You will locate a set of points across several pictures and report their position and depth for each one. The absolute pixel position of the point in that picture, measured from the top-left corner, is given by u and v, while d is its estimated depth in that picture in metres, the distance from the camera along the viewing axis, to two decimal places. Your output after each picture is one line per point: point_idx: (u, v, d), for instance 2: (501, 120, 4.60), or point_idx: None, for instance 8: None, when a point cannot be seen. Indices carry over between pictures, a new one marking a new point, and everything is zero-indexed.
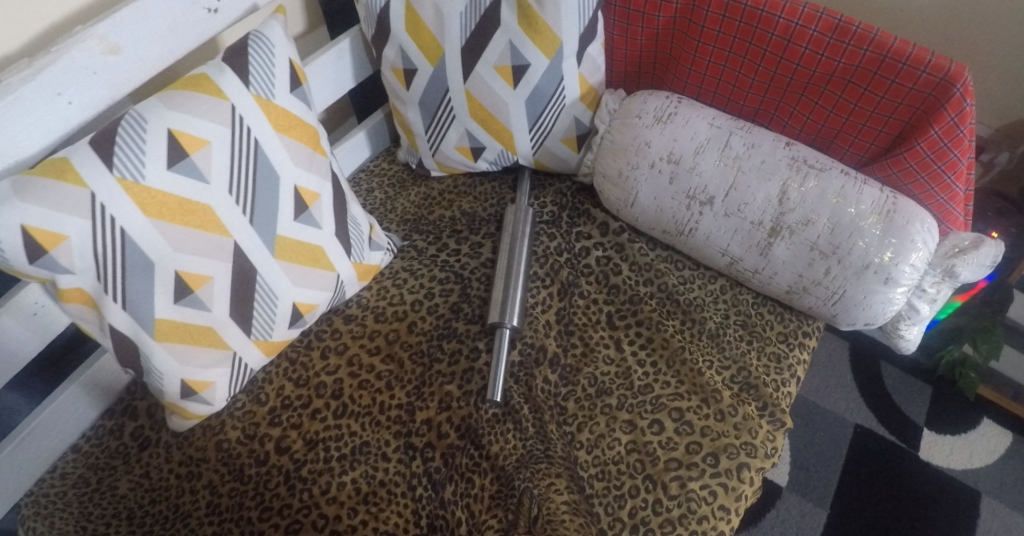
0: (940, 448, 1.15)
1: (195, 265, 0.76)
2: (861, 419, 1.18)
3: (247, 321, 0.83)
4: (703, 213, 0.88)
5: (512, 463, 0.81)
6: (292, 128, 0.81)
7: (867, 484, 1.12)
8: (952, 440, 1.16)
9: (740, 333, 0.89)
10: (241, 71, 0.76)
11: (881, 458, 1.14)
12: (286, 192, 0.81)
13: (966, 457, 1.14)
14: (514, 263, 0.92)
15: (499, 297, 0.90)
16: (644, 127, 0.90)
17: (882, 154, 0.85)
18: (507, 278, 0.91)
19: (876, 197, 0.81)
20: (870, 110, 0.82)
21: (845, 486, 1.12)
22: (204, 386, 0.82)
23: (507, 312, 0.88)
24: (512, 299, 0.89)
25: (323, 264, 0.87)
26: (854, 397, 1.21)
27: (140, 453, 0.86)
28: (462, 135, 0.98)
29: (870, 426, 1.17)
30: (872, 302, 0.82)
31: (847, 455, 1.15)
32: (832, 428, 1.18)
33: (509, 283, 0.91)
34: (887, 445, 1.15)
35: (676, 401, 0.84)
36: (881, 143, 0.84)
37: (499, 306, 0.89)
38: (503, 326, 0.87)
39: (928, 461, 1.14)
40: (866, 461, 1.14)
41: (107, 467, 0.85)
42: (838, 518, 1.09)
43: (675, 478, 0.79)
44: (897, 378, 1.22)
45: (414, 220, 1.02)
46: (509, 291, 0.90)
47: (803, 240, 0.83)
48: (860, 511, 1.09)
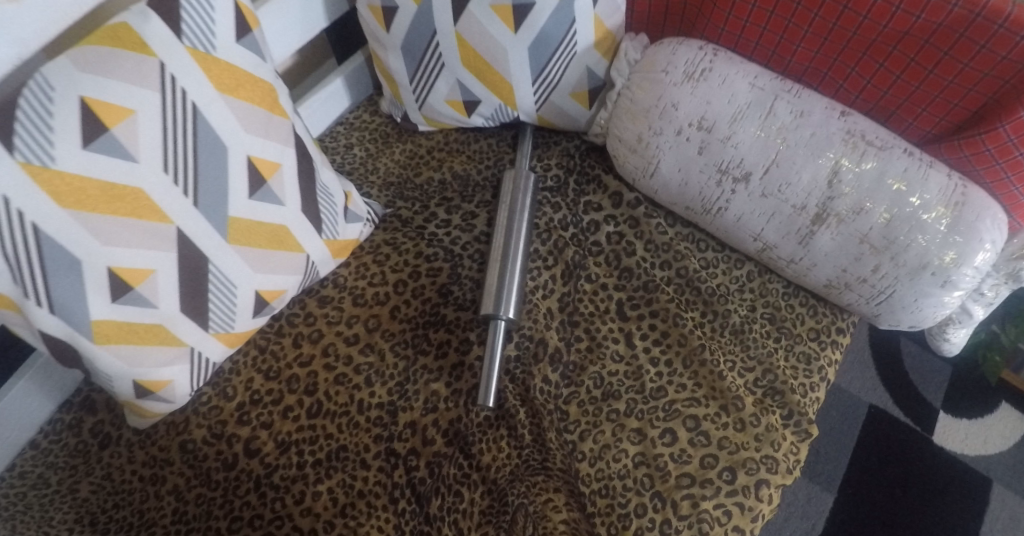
0: (956, 432, 1.09)
1: (131, 260, 0.64)
2: (877, 399, 1.12)
3: (203, 314, 0.72)
4: (735, 191, 0.75)
5: (505, 477, 0.72)
6: (240, 87, 0.67)
7: (878, 468, 1.06)
8: (968, 425, 1.09)
9: (767, 328, 0.78)
10: (171, 18, 0.63)
11: (895, 441, 1.08)
12: (238, 165, 0.68)
13: (980, 442, 1.08)
14: (511, 242, 0.80)
15: (494, 284, 0.78)
16: (671, 84, 0.75)
17: (954, 131, 0.70)
18: (504, 259, 0.80)
19: (944, 183, 0.68)
20: (948, 79, 0.67)
21: (854, 469, 1.06)
22: (161, 385, 0.73)
23: (504, 302, 0.77)
24: (510, 287, 0.78)
25: (289, 245, 0.75)
26: (871, 375, 1.14)
27: (100, 452, 0.77)
28: (453, 86, 0.83)
29: (885, 407, 1.11)
30: (923, 305, 0.71)
31: (860, 437, 1.09)
32: (845, 408, 1.12)
33: (506, 266, 0.79)
34: (901, 429, 1.09)
35: (692, 408, 0.74)
36: (954, 118, 0.69)
37: (494, 294, 0.77)
38: (498, 319, 0.77)
39: (942, 446, 1.08)
40: (878, 444, 1.08)
41: (68, 466, 0.77)
42: (845, 503, 1.04)
43: (687, 496, 0.70)
44: (915, 354, 1.15)
45: (398, 184, 0.89)
46: (507, 277, 0.79)
47: (852, 230, 0.70)
48: (869, 497, 1.04)
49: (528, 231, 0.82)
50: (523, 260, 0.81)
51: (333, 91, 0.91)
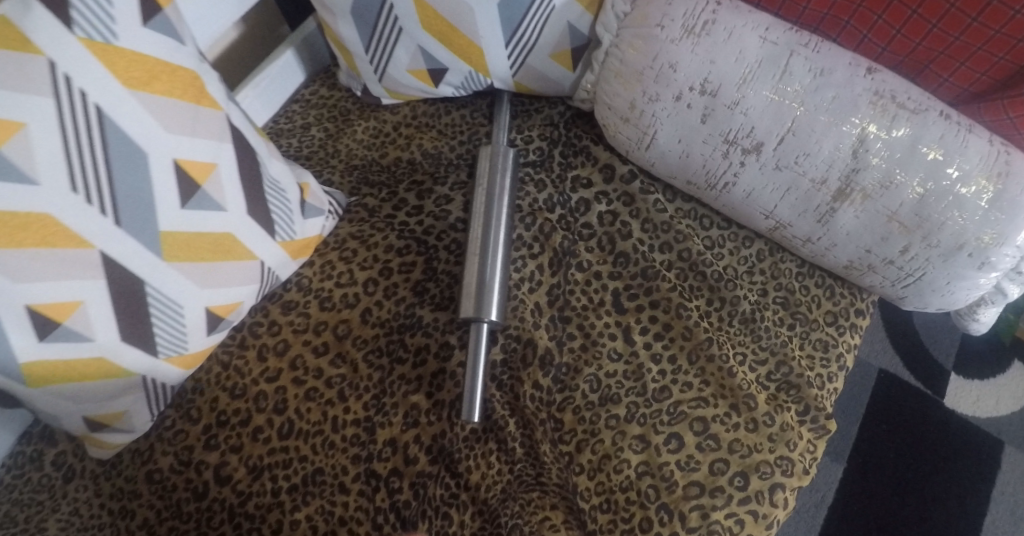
0: (967, 395, 1.04)
1: (53, 294, 0.56)
2: (886, 363, 1.07)
3: (149, 339, 0.64)
4: (745, 163, 0.65)
5: (496, 496, 0.66)
6: (155, 80, 0.57)
7: (888, 435, 1.02)
8: (980, 386, 1.05)
9: (780, 315, 0.70)
10: (56, 5, 0.52)
11: (904, 406, 1.04)
12: (162, 172, 0.58)
13: (992, 404, 1.04)
14: (490, 232, 0.71)
15: (473, 281, 0.70)
16: (668, 41, 0.64)
17: (996, 89, 0.60)
18: (486, 252, 0.71)
19: (984, 151, 0.58)
20: (994, 29, 0.56)
21: (864, 437, 1.02)
22: (115, 417, 0.66)
23: (485, 301, 0.69)
24: (492, 285, 0.69)
25: (238, 253, 0.66)
26: (879, 338, 1.08)
27: (65, 486, 0.71)
28: (414, 53, 0.72)
29: (894, 371, 1.06)
30: (955, 288, 0.63)
31: (869, 404, 1.04)
32: (855, 373, 1.06)
33: (486, 261, 0.70)
34: (912, 394, 1.04)
35: (700, 409, 0.67)
36: (998, 74, 0.59)
37: (474, 295, 0.69)
38: (480, 322, 0.69)
39: (954, 410, 1.03)
40: (888, 412, 1.03)
41: (33, 503, 0.71)
42: (855, 473, 1.00)
43: (696, 507, 0.64)
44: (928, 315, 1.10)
45: (362, 166, 0.79)
46: (488, 274, 0.70)
47: (880, 207, 0.61)
48: (879, 465, 1.00)
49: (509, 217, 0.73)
50: (506, 250, 0.72)
51: (284, 66, 0.82)
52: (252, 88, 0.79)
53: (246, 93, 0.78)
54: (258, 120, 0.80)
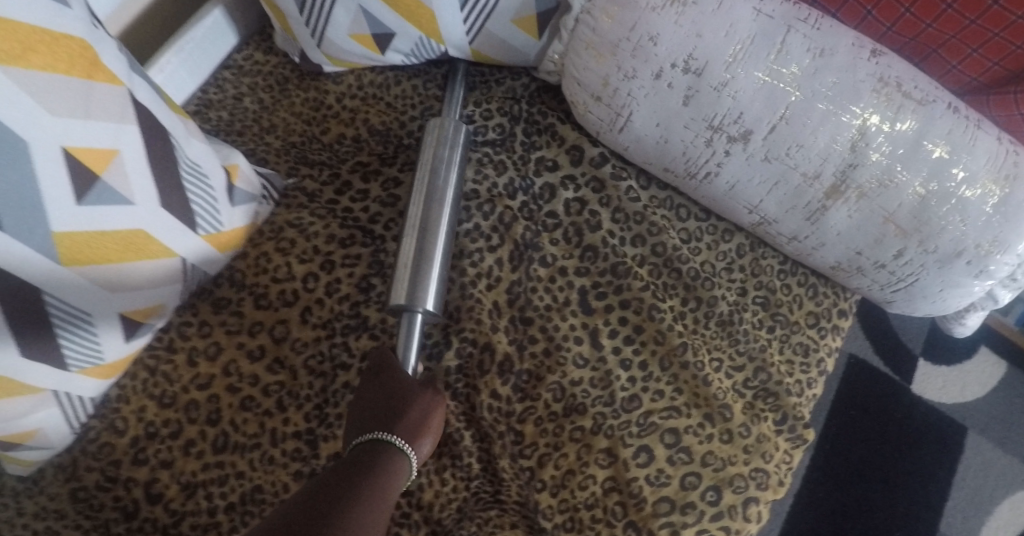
0: (933, 380, 1.02)
1: None
2: (857, 346, 1.03)
3: (56, 352, 0.56)
4: (730, 153, 0.57)
5: (451, 515, 0.61)
6: (32, 51, 0.48)
7: (856, 422, 0.99)
8: (946, 372, 1.02)
9: (759, 317, 0.65)
10: None
11: (873, 391, 1.00)
12: (50, 165, 0.49)
13: (957, 389, 1.01)
14: (433, 212, 0.63)
15: (405, 262, 0.62)
16: (649, 9, 0.55)
17: (1007, 82, 0.53)
18: (425, 235, 0.62)
19: (993, 150, 0.52)
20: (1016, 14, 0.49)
21: (832, 425, 0.99)
22: (27, 435, 0.59)
23: (420, 288, 0.61)
24: (432, 271, 0.62)
25: (155, 251, 0.58)
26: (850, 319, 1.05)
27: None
28: (356, 15, 0.61)
29: (864, 355, 1.03)
30: (948, 296, 0.57)
31: (837, 389, 1.00)
32: None
33: (424, 243, 0.62)
34: (878, 379, 1.01)
35: (671, 420, 0.62)
36: (1013, 65, 0.52)
37: (408, 280, 0.61)
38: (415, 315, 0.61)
39: (920, 394, 1.00)
40: (855, 398, 1.00)
41: None
42: (821, 459, 0.97)
43: (666, 525, 0.60)
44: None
45: (300, 145, 0.71)
46: (424, 258, 0.62)
47: (875, 208, 0.54)
48: (849, 452, 0.97)
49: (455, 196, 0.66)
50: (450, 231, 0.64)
51: (213, 28, 0.71)
52: (175, 52, 0.68)
53: (167, 60, 0.67)
54: (181, 90, 0.70)
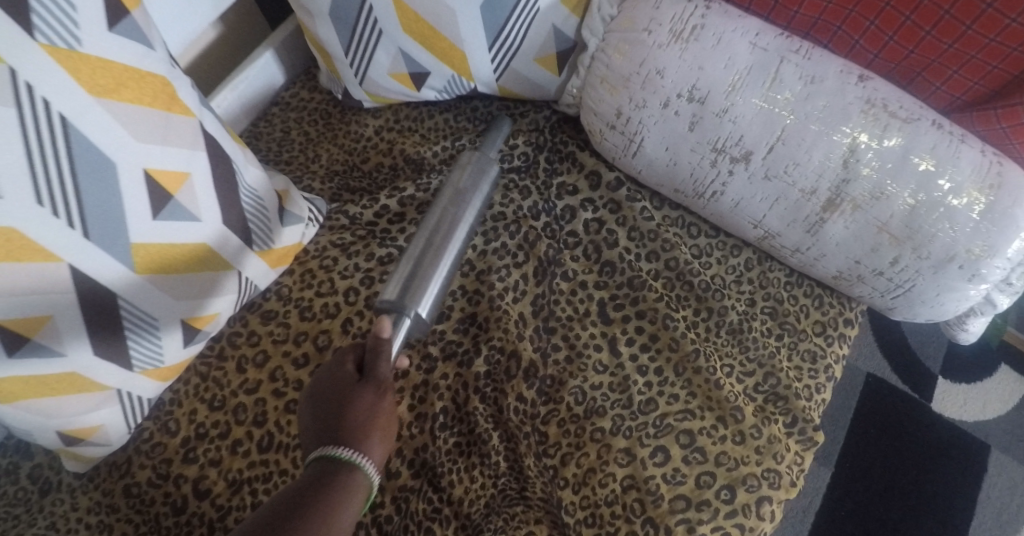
0: (954, 398, 1.05)
1: (20, 308, 0.54)
2: (875, 367, 1.07)
3: (123, 353, 0.62)
4: (734, 172, 0.63)
5: (480, 510, 0.65)
6: (123, 86, 0.55)
7: (876, 440, 1.01)
8: (966, 389, 1.05)
9: (768, 325, 0.69)
10: (17, 9, 0.49)
11: (893, 409, 1.03)
12: (133, 182, 0.56)
13: (979, 407, 1.04)
14: (446, 227, 0.67)
15: (399, 267, 0.64)
16: (655, 46, 0.62)
17: (989, 98, 0.58)
18: (428, 248, 0.66)
19: (977, 162, 0.57)
20: (989, 38, 0.55)
21: (852, 441, 1.02)
22: (91, 431, 0.65)
23: (412, 292, 0.63)
24: (429, 281, 0.64)
25: (216, 263, 0.64)
26: (868, 341, 1.09)
27: (41, 500, 0.70)
28: (395, 57, 0.69)
29: (882, 375, 1.06)
30: (945, 300, 0.62)
31: (857, 408, 1.04)
32: (844, 376, 1.06)
33: (425, 254, 0.65)
34: (898, 397, 1.04)
35: (686, 422, 0.66)
36: (992, 83, 0.57)
37: (400, 284, 0.63)
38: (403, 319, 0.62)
39: (941, 413, 1.03)
40: (876, 416, 1.03)
41: (7, 518, 0.70)
42: (842, 478, 0.99)
43: (682, 521, 0.63)
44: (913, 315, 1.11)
45: (344, 173, 0.78)
46: (422, 267, 0.64)
47: (869, 219, 0.60)
48: (870, 469, 1.00)
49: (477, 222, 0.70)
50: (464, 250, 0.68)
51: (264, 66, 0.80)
52: (231, 89, 0.77)
53: (224, 97, 0.76)
54: (235, 121, 0.79)
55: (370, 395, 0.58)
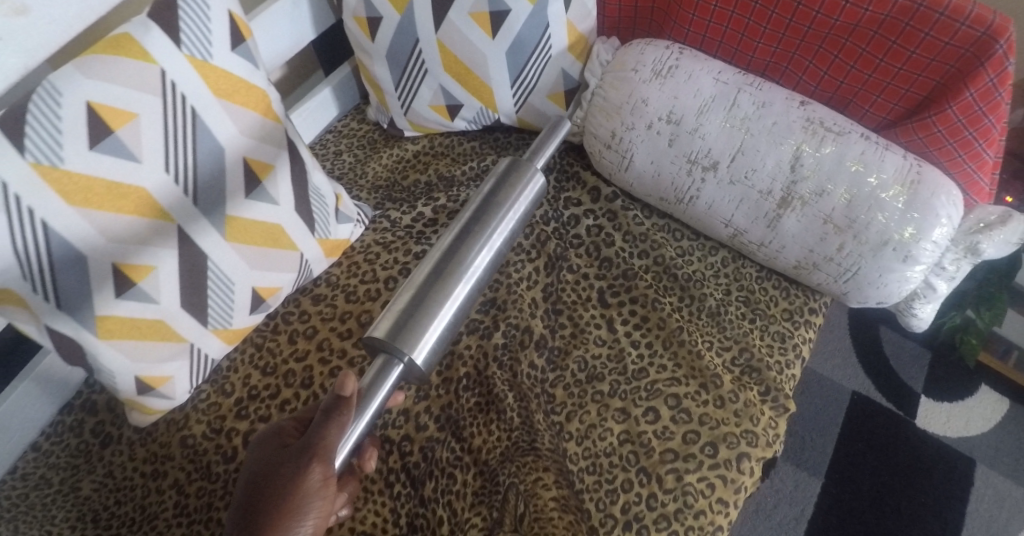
0: (937, 416, 1.14)
1: (136, 255, 0.67)
2: (859, 385, 1.17)
3: (202, 311, 0.75)
4: (706, 179, 0.78)
5: (496, 458, 0.76)
6: (236, 93, 0.70)
7: (864, 453, 1.11)
8: (949, 408, 1.15)
9: (742, 310, 0.82)
10: (170, 28, 0.65)
11: (879, 425, 1.13)
12: (234, 165, 0.71)
13: (962, 424, 1.14)
14: (463, 250, 0.74)
15: (396, 307, 0.71)
16: (640, 81, 0.79)
17: (908, 116, 0.73)
18: (434, 283, 0.71)
19: (899, 164, 0.72)
20: (898, 67, 0.70)
21: (841, 453, 1.11)
22: (162, 381, 0.76)
23: (408, 332, 0.69)
24: (427, 327, 0.69)
25: (284, 243, 0.78)
26: (852, 362, 1.19)
27: (102, 451, 0.82)
28: (437, 92, 0.87)
29: (867, 393, 1.16)
30: (887, 281, 0.74)
31: (844, 423, 1.14)
32: (829, 394, 1.16)
33: (426, 294, 0.71)
34: (884, 414, 1.14)
35: (673, 387, 0.78)
36: (907, 103, 0.72)
37: (396, 323, 0.69)
38: (394, 363, 0.69)
39: (924, 429, 1.13)
40: (862, 430, 1.13)
41: (69, 466, 0.81)
42: (832, 487, 1.09)
43: (671, 471, 0.74)
44: (895, 340, 1.21)
45: (387, 187, 0.93)
46: (423, 308, 0.70)
47: (816, 212, 0.74)
48: (857, 479, 1.09)
49: (507, 240, 0.77)
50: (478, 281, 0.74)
51: (326, 97, 0.95)
52: (301, 109, 0.92)
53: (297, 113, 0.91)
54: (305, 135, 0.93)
55: (295, 467, 0.63)
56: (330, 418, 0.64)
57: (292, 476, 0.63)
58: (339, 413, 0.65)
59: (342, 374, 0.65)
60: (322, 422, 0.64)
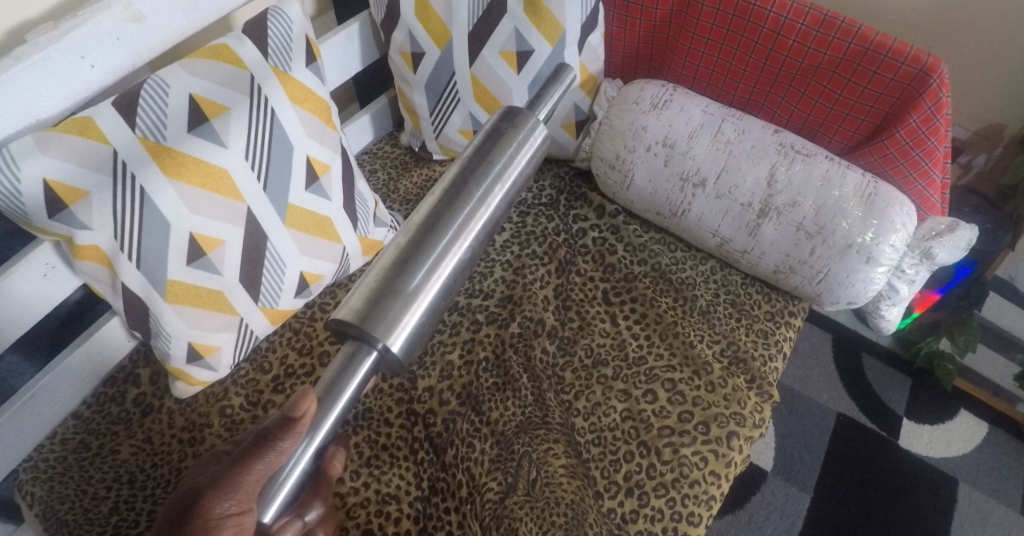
0: (920, 437, 1.24)
1: (210, 228, 0.77)
2: (844, 408, 1.27)
3: (255, 287, 0.84)
4: (696, 195, 0.91)
5: (511, 429, 0.84)
6: (307, 101, 0.83)
7: (850, 470, 1.20)
8: (931, 430, 1.25)
9: (729, 311, 0.93)
10: (261, 44, 0.80)
11: (864, 444, 1.23)
12: (298, 162, 0.83)
13: (944, 445, 1.24)
14: (467, 185, 0.51)
15: (372, 275, 0.48)
16: (640, 112, 0.94)
17: (865, 142, 0.89)
18: (427, 238, 0.49)
19: (859, 181, 0.86)
20: (853, 100, 0.86)
21: (828, 470, 1.20)
22: (210, 350, 0.84)
23: (387, 309, 0.47)
24: (414, 302, 0.48)
25: (331, 235, 0.89)
26: (837, 387, 1.29)
27: (142, 419, 0.89)
28: (466, 119, 1.00)
29: (851, 415, 1.26)
30: (854, 281, 0.85)
31: (830, 442, 1.23)
32: (816, 416, 1.26)
33: (413, 255, 0.49)
34: (868, 435, 1.24)
35: (669, 373, 0.87)
36: (863, 131, 0.88)
37: (370, 297, 0.48)
38: (365, 350, 0.47)
39: (908, 449, 1.23)
40: (848, 450, 1.22)
41: (109, 432, 0.88)
42: (821, 501, 1.17)
43: (668, 444, 0.82)
44: (877, 368, 1.32)
45: (417, 200, 1.04)
46: (406, 277, 0.48)
47: (790, 221, 0.86)
48: (845, 495, 1.18)
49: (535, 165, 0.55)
50: (481, 236, 0.52)
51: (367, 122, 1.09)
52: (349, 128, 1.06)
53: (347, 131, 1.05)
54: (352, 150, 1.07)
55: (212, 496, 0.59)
56: (274, 437, 0.53)
57: (214, 497, 0.59)
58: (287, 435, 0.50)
59: (299, 390, 0.47)
60: (267, 438, 0.54)
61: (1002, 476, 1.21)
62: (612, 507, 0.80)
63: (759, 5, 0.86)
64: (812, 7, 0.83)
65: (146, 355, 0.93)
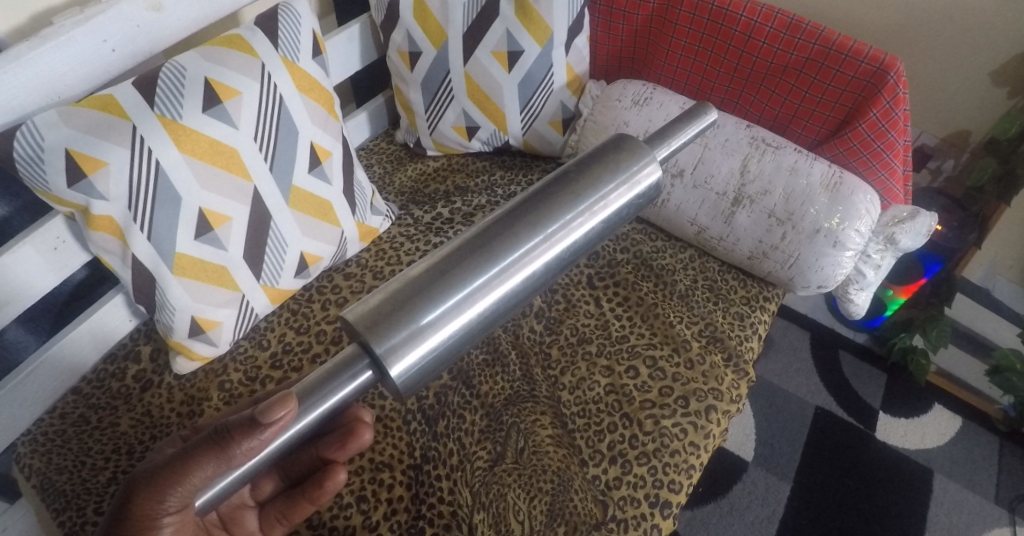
0: (896, 430, 1.29)
1: (217, 204, 0.82)
2: (821, 401, 1.32)
3: (258, 264, 0.88)
4: (675, 185, 0.97)
5: (500, 401, 0.89)
6: (312, 90, 0.89)
7: (828, 460, 1.25)
8: (906, 423, 1.30)
9: (707, 295, 0.99)
10: (271, 34, 0.85)
11: (842, 436, 1.28)
12: (302, 147, 0.88)
13: (919, 437, 1.29)
14: (509, 239, 0.49)
15: (393, 283, 0.48)
16: (623, 108, 1.00)
17: (831, 138, 0.97)
18: (457, 269, 0.48)
19: (826, 171, 0.92)
20: (818, 96, 0.94)
21: (807, 460, 1.25)
22: (212, 325, 0.88)
23: (389, 328, 0.46)
24: (428, 332, 0.46)
25: (330, 219, 0.93)
26: (814, 381, 1.34)
27: (142, 393, 0.91)
28: (459, 116, 1.07)
29: (828, 408, 1.31)
30: (824, 264, 0.91)
31: (809, 434, 1.27)
32: (794, 409, 1.31)
33: (444, 277, 0.47)
34: (846, 427, 1.29)
35: (650, 350, 0.92)
36: (829, 126, 0.96)
37: (382, 306, 0.47)
38: (360, 367, 0.46)
39: (884, 440, 1.28)
40: (827, 441, 1.27)
41: (108, 406, 0.90)
42: (800, 489, 1.21)
43: (650, 415, 0.87)
44: (853, 363, 1.37)
45: (411, 193, 1.10)
46: (426, 301, 0.46)
47: (762, 208, 0.92)
48: (823, 484, 1.22)
49: (592, 236, 0.53)
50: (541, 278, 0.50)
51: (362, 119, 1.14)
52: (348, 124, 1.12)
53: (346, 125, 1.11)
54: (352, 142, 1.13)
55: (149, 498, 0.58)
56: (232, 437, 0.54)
57: (152, 498, 0.58)
58: (249, 437, 0.52)
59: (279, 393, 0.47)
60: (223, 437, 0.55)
61: (976, 467, 1.26)
62: (597, 474, 0.84)
63: (732, 10, 0.94)
64: (779, 12, 0.92)
65: (147, 333, 0.96)
